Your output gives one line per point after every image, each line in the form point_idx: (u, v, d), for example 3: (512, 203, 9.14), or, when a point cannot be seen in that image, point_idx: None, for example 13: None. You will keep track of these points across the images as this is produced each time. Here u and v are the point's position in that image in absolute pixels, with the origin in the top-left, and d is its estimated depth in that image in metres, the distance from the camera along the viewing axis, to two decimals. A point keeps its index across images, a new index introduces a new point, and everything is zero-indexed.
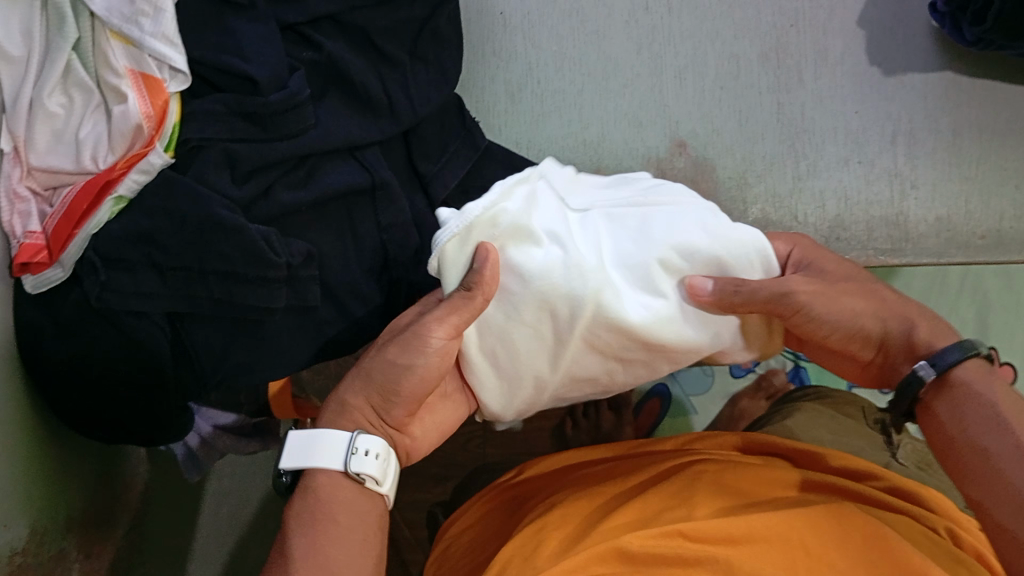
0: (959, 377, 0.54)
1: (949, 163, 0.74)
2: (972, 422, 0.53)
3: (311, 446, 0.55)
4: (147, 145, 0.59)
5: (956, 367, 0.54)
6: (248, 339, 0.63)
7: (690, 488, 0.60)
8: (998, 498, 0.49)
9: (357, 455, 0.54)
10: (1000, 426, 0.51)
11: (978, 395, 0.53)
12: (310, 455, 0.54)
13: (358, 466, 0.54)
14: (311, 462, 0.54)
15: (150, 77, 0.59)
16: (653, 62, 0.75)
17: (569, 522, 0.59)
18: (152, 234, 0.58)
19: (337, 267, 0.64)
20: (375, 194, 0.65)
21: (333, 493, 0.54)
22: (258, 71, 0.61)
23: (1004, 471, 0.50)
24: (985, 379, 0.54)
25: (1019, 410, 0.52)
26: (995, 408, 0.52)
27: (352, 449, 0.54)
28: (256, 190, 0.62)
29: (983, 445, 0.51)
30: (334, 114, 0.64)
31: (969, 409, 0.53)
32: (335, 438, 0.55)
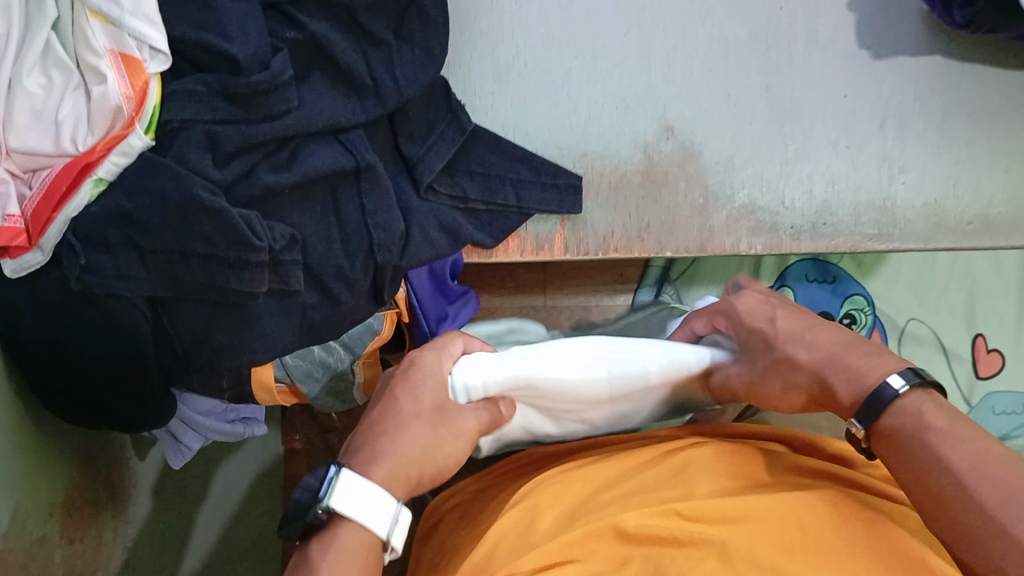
0: (891, 421, 0.52)
1: (937, 145, 0.74)
2: (909, 461, 0.51)
3: (371, 503, 0.50)
4: (126, 127, 0.58)
5: (884, 413, 0.53)
6: (228, 325, 0.62)
7: (686, 470, 0.63)
8: (950, 539, 0.48)
9: (397, 524, 0.52)
10: (939, 464, 0.49)
11: (912, 430, 0.51)
12: (356, 506, 0.50)
13: (394, 535, 0.52)
14: (367, 522, 0.50)
15: (129, 57, 0.58)
16: (641, 44, 0.74)
17: (561, 503, 0.62)
18: (132, 215, 0.58)
19: (320, 249, 0.64)
20: (359, 176, 0.64)
21: (368, 560, 0.50)
22: (240, 50, 0.60)
23: (948, 506, 0.48)
24: (919, 410, 0.52)
25: (958, 444, 0.49)
26: (926, 445, 0.50)
27: (396, 517, 0.51)
28: (238, 171, 0.61)
29: (928, 489, 0.49)
30: (319, 94, 0.64)
31: (912, 451, 0.51)
32: (385, 498, 0.51)
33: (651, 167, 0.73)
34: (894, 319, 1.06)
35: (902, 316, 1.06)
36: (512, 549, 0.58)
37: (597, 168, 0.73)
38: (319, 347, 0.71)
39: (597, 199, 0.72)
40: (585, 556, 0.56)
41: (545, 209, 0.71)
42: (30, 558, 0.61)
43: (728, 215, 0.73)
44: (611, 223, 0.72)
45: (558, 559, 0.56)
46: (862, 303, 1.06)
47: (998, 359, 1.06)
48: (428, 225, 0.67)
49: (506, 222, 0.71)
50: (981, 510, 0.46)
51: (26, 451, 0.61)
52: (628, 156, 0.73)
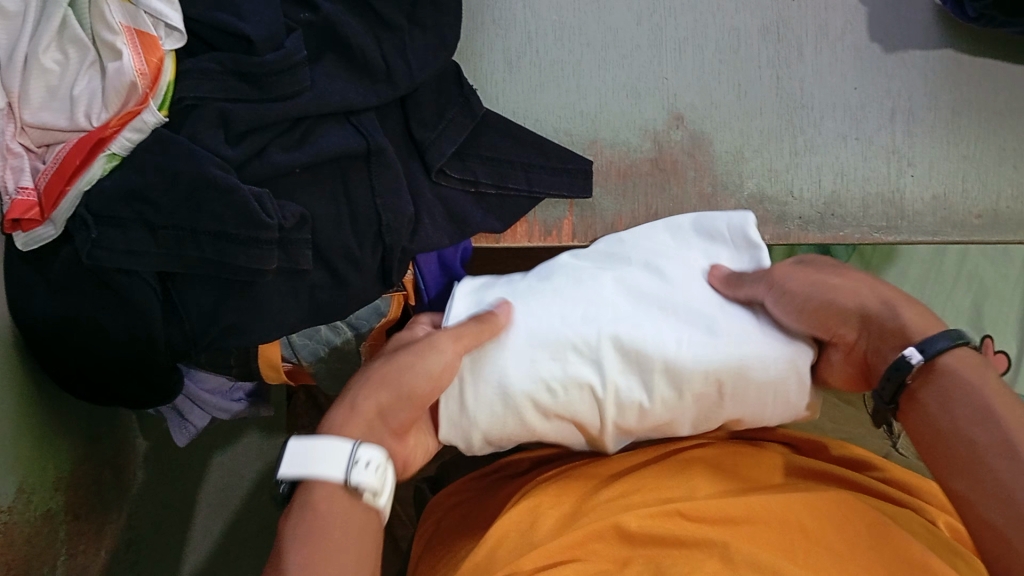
0: (945, 363, 0.51)
1: (947, 140, 0.74)
2: (958, 412, 0.50)
3: (313, 453, 0.50)
4: (141, 103, 0.59)
5: (943, 354, 0.51)
6: (239, 301, 0.63)
7: (689, 470, 0.63)
8: (985, 492, 0.46)
9: (358, 464, 0.50)
10: (986, 415, 0.48)
11: (961, 381, 0.50)
12: (304, 464, 0.50)
13: (356, 474, 0.50)
14: (315, 469, 0.50)
15: (145, 34, 0.59)
16: (653, 34, 0.75)
17: (563, 501, 0.63)
18: (144, 191, 0.59)
19: (330, 231, 0.64)
20: (370, 159, 0.65)
21: (330, 506, 0.49)
22: (254, 30, 0.61)
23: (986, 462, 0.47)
24: (976, 365, 0.51)
25: (1017, 413, 0.48)
26: (977, 397, 0.49)
27: (354, 456, 0.50)
28: (249, 150, 0.62)
29: (970, 437, 0.48)
30: (329, 75, 0.64)
31: (959, 401, 0.50)
32: (331, 443, 0.51)
33: (660, 155, 0.73)
34: None
35: None
36: (515, 549, 0.59)
37: (606, 155, 0.73)
38: (326, 327, 0.71)
39: (606, 186, 0.72)
40: (588, 556, 0.57)
41: (556, 194, 0.70)
42: (34, 531, 0.61)
43: (737, 205, 0.72)
44: (619, 210, 0.72)
45: (559, 559, 0.57)
46: None
47: (1003, 360, 1.04)
48: (435, 211, 0.68)
49: (516, 206, 0.70)
50: (1023, 465, 0.46)
51: (30, 426, 0.62)
52: (637, 144, 0.73)
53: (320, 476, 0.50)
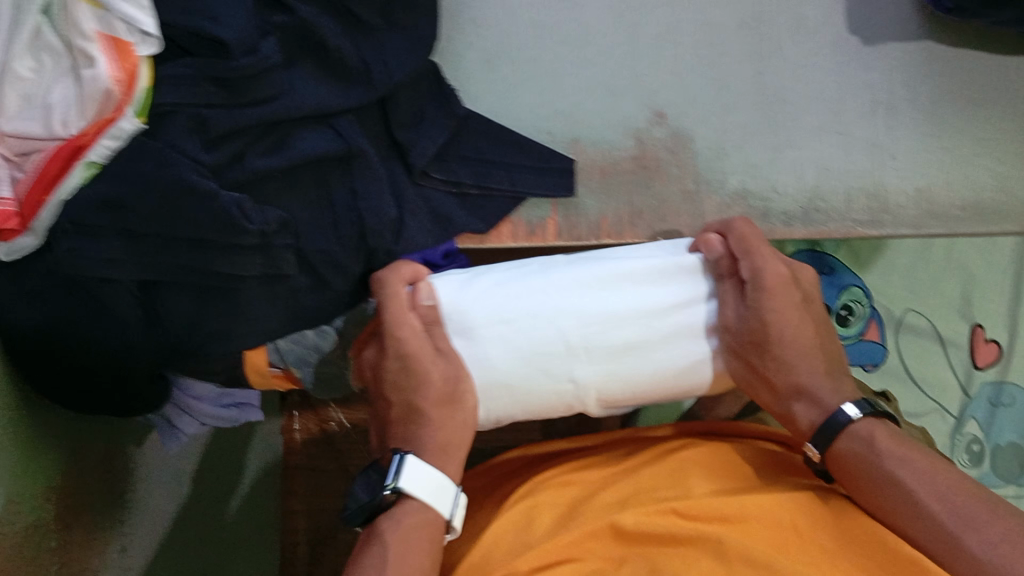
0: (842, 445, 0.58)
1: (929, 132, 0.74)
2: (862, 482, 0.57)
3: (436, 485, 0.59)
4: (117, 111, 0.58)
5: (841, 435, 0.58)
6: (218, 308, 0.63)
7: (684, 469, 0.63)
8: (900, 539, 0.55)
9: (456, 508, 0.60)
10: (891, 487, 0.55)
11: (861, 451, 0.57)
12: (417, 486, 0.58)
13: (453, 517, 0.60)
14: (432, 498, 0.58)
15: (119, 41, 0.58)
16: (632, 30, 0.74)
17: (563, 499, 0.63)
18: (124, 199, 0.58)
19: (311, 234, 0.64)
20: (351, 161, 0.65)
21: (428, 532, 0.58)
22: (226, 33, 0.59)
23: (908, 525, 0.55)
24: (870, 432, 0.58)
25: (907, 470, 0.55)
26: (878, 468, 0.56)
27: (456, 502, 0.60)
28: (228, 155, 0.62)
29: (881, 504, 0.56)
30: (308, 78, 0.64)
31: (857, 474, 0.57)
32: (442, 482, 0.59)
33: (642, 153, 0.73)
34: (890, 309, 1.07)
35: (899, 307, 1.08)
36: (512, 548, 0.59)
37: (589, 154, 0.72)
38: (313, 333, 0.70)
39: (589, 185, 0.72)
40: (585, 555, 0.58)
41: (539, 193, 0.70)
42: (24, 542, 0.61)
43: (720, 202, 0.72)
44: (603, 210, 0.72)
45: (555, 561, 0.57)
46: (860, 295, 1.01)
47: (994, 350, 1.07)
48: (418, 212, 0.67)
49: (498, 206, 0.71)
50: (932, 517, 0.53)
51: (15, 438, 0.61)
52: (619, 142, 0.73)
53: (424, 502, 0.59)
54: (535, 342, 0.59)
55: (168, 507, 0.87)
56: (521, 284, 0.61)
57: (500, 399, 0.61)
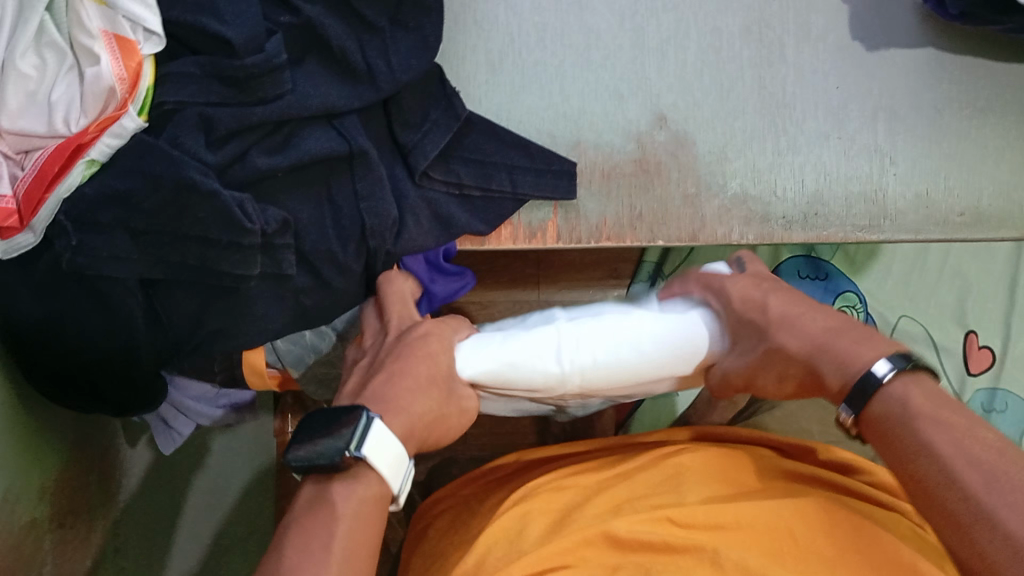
0: (879, 403, 0.52)
1: (931, 138, 0.73)
2: (900, 445, 0.49)
3: (391, 450, 0.54)
4: (120, 108, 0.58)
5: (875, 394, 0.52)
6: (222, 307, 0.63)
7: (679, 475, 0.63)
8: (938, 522, 0.46)
9: (406, 478, 0.56)
10: (925, 448, 0.48)
11: (895, 414, 0.50)
12: (380, 457, 0.53)
13: (403, 489, 0.55)
14: (386, 467, 0.53)
15: (124, 39, 0.58)
16: (635, 33, 0.74)
17: (553, 508, 0.63)
18: (127, 195, 0.58)
19: (313, 234, 0.64)
20: (353, 162, 0.65)
21: (381, 503, 0.53)
22: (233, 32, 0.59)
23: (935, 492, 0.46)
24: (908, 393, 0.51)
25: (953, 435, 0.47)
26: (911, 424, 0.49)
27: (408, 470, 0.56)
28: (232, 154, 0.61)
29: (914, 473, 0.48)
30: (311, 78, 0.64)
31: (897, 438, 0.50)
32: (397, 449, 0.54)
33: (644, 156, 0.72)
34: (886, 316, 1.07)
35: (895, 313, 1.08)
36: (502, 558, 0.59)
37: (590, 156, 0.72)
38: (311, 333, 0.71)
39: (590, 188, 0.72)
40: (578, 562, 0.57)
41: (540, 195, 0.70)
42: (20, 542, 0.60)
43: (721, 205, 0.72)
44: (603, 212, 0.72)
45: (548, 568, 0.56)
46: (853, 300, 1.08)
47: (987, 356, 1.04)
48: (421, 214, 0.68)
49: (501, 208, 0.70)
50: (966, 490, 0.45)
51: (14, 434, 0.61)
52: (621, 145, 0.72)
53: (380, 474, 0.53)
54: (532, 337, 0.63)
55: (164, 506, 0.87)
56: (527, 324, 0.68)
57: (499, 379, 0.63)
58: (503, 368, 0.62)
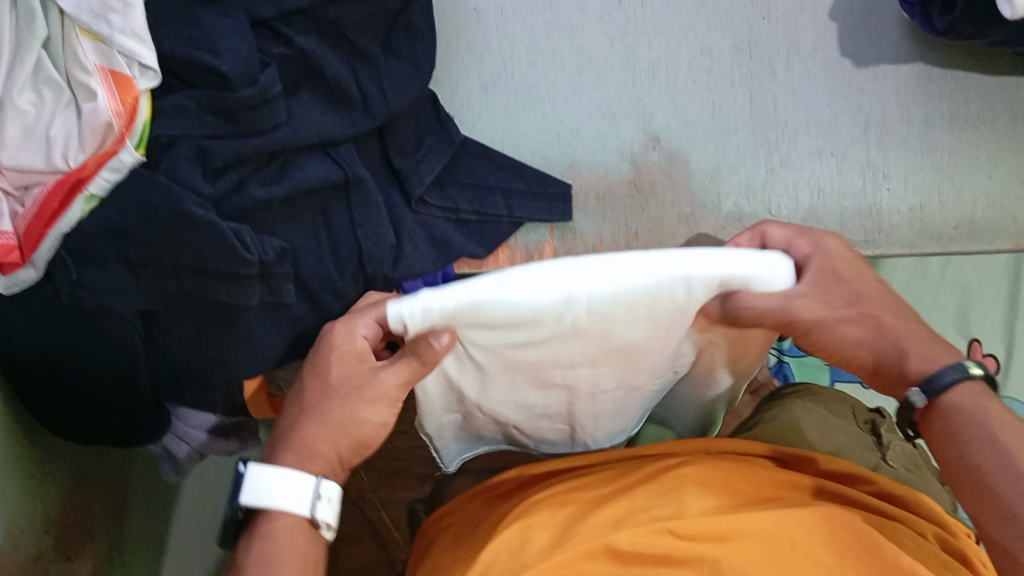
0: (950, 399, 0.55)
1: (922, 152, 0.74)
2: (965, 445, 0.55)
3: (275, 488, 0.58)
4: (117, 143, 0.59)
5: (948, 390, 0.55)
6: (220, 335, 0.63)
7: (679, 487, 0.62)
8: (994, 513, 0.53)
9: (320, 501, 0.59)
10: (993, 447, 0.53)
11: (970, 419, 0.55)
12: (266, 497, 0.58)
13: (319, 512, 0.59)
14: (273, 504, 0.58)
15: (119, 74, 0.59)
16: (626, 55, 0.75)
17: (555, 523, 0.62)
18: (124, 228, 0.59)
19: (310, 261, 0.64)
20: (349, 188, 0.65)
21: (283, 538, 0.58)
22: (227, 64, 0.60)
23: (994, 488, 0.53)
24: (978, 399, 0.55)
25: (1012, 432, 0.54)
26: (985, 427, 0.54)
27: (317, 495, 0.59)
28: (228, 185, 0.62)
29: (977, 467, 0.54)
30: (308, 107, 0.65)
31: (964, 436, 0.55)
32: (305, 482, 0.59)
33: (638, 176, 0.73)
34: None
35: None
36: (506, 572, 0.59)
37: (585, 178, 0.73)
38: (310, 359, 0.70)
39: (586, 209, 0.72)
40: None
41: (535, 217, 0.71)
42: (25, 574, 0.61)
43: (716, 223, 0.72)
44: (600, 233, 0.72)
45: None
46: None
47: (992, 364, 1.06)
48: (416, 238, 0.68)
49: (497, 232, 0.71)
50: None
51: (18, 467, 0.62)
52: (615, 166, 0.73)
53: (280, 510, 0.58)
54: None
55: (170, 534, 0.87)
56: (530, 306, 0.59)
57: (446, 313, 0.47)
58: (466, 304, 0.47)
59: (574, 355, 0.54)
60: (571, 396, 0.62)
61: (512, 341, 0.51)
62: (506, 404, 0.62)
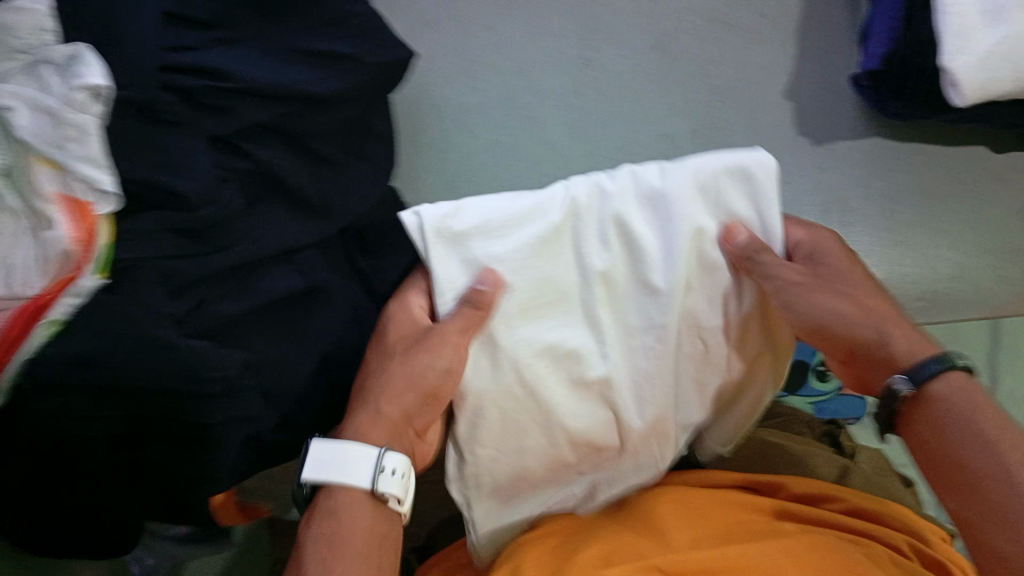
0: (938, 389, 0.57)
1: (882, 228, 0.75)
2: (952, 430, 0.56)
3: (336, 463, 0.59)
4: (77, 269, 0.59)
5: (932, 379, 0.57)
6: (183, 454, 0.62)
7: (666, 518, 0.64)
8: (981, 514, 0.53)
9: (383, 473, 0.60)
10: (978, 440, 0.54)
11: (957, 409, 0.56)
12: (332, 469, 0.59)
13: (382, 484, 0.60)
14: (337, 477, 0.59)
15: (78, 200, 0.60)
16: (586, 146, 0.76)
17: (545, 560, 0.62)
18: (85, 358, 0.58)
19: (276, 373, 0.65)
20: (313, 296, 0.67)
21: (349, 512, 0.59)
22: (188, 185, 0.61)
23: (985, 484, 0.53)
24: (965, 389, 0.57)
25: (997, 420, 0.55)
26: (973, 420, 0.55)
27: (379, 467, 0.60)
28: (190, 304, 0.63)
29: (967, 459, 0.54)
30: (269, 220, 0.66)
31: (952, 426, 0.56)
32: (358, 453, 0.60)
33: None
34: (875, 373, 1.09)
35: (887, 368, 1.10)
36: None
37: None
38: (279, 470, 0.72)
39: None
40: None
41: None
42: None
43: None
44: None
45: None
46: None
47: None
48: None
49: None
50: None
51: None
52: None
53: (342, 484, 0.59)
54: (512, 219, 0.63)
55: None
56: (563, 292, 0.63)
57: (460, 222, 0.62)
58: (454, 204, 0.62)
59: (564, 238, 0.63)
60: (597, 328, 0.63)
61: (503, 219, 0.63)
62: (548, 356, 0.62)
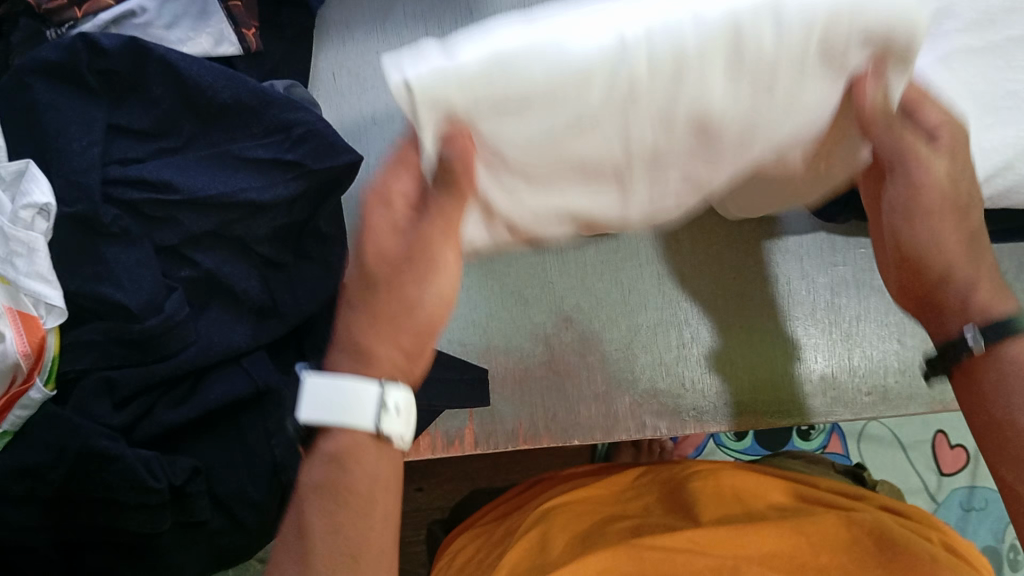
0: (1011, 352, 0.51)
1: (827, 323, 0.75)
2: (1010, 399, 0.50)
3: (335, 398, 0.50)
4: (25, 382, 0.61)
5: (1008, 343, 0.51)
6: (133, 556, 0.67)
7: (692, 497, 0.67)
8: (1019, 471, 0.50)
9: (386, 410, 0.50)
10: None
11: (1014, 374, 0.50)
12: (327, 411, 0.50)
13: (385, 424, 0.50)
14: (335, 418, 0.50)
15: (26, 314, 0.61)
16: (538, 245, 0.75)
17: (572, 529, 0.66)
18: (32, 469, 0.61)
19: (224, 477, 0.66)
20: (261, 400, 0.66)
21: (353, 454, 0.50)
22: (131, 298, 0.62)
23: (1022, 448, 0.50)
24: None
25: None
26: None
27: (382, 402, 0.50)
28: (134, 414, 0.64)
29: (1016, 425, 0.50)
30: (215, 324, 0.66)
31: (1011, 384, 0.51)
32: (359, 390, 0.50)
33: (554, 357, 0.75)
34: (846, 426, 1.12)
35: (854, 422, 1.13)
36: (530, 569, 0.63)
37: (502, 361, 0.75)
38: None
39: (503, 393, 0.75)
40: None
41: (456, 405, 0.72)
42: None
43: (632, 401, 0.75)
44: (518, 417, 0.75)
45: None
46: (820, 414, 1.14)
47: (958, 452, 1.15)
48: None
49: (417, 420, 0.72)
50: None
51: None
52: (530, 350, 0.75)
53: (341, 426, 0.50)
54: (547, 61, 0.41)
55: None
56: (599, 156, 0.47)
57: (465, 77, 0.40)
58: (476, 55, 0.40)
59: (615, 103, 0.43)
60: (627, 187, 0.51)
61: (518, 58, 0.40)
62: (549, 209, 0.52)
